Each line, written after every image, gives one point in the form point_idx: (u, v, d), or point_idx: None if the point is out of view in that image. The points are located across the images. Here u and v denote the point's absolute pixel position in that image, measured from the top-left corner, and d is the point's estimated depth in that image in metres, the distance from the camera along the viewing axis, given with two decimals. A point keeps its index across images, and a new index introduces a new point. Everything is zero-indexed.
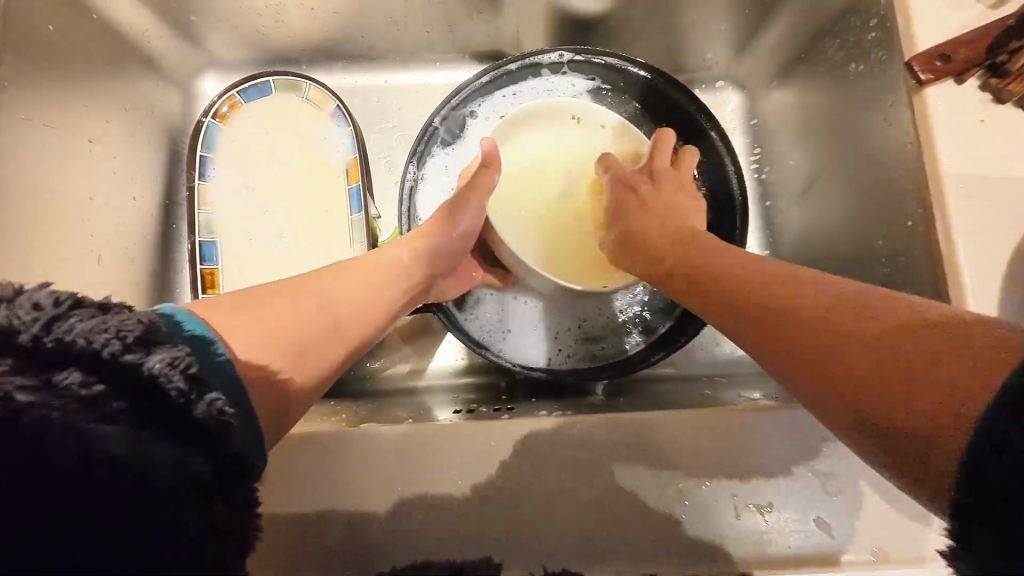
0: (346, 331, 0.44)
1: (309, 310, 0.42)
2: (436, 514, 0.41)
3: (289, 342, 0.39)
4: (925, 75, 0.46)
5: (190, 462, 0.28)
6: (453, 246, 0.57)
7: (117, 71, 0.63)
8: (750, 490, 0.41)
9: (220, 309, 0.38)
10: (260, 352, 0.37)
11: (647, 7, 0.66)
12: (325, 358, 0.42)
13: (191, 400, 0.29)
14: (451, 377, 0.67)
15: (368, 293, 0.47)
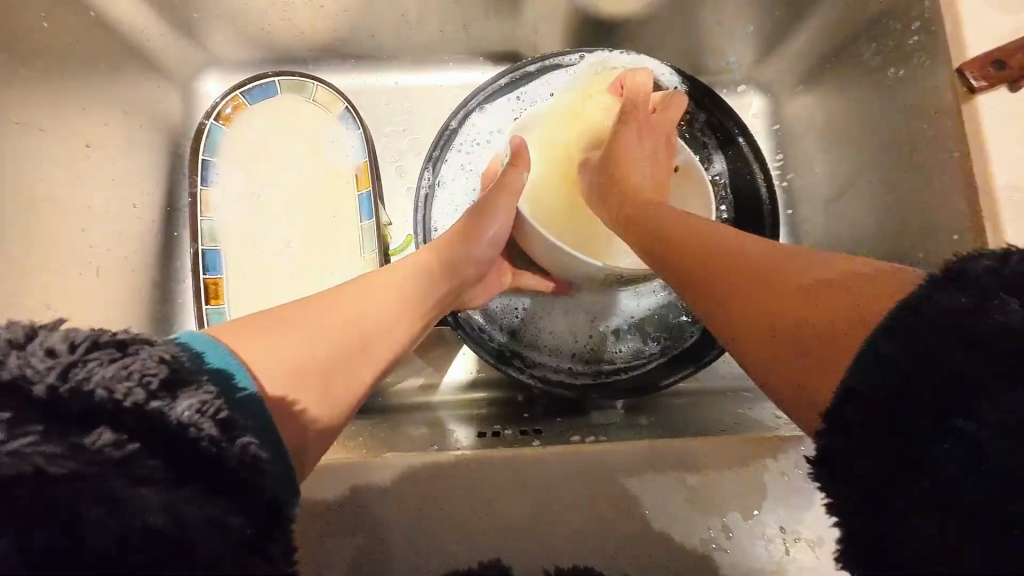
0: (375, 351, 0.41)
1: (336, 329, 0.39)
2: (467, 547, 0.39)
3: (315, 364, 0.36)
4: (979, 82, 0.44)
5: (230, 518, 0.25)
6: (480, 256, 0.53)
7: (116, 71, 0.59)
8: (797, 522, 0.38)
9: (243, 333, 0.35)
10: (283, 378, 0.34)
11: (671, 7, 0.64)
12: (353, 381, 0.38)
13: (223, 446, 0.27)
14: (463, 392, 0.63)
15: (398, 306, 0.44)
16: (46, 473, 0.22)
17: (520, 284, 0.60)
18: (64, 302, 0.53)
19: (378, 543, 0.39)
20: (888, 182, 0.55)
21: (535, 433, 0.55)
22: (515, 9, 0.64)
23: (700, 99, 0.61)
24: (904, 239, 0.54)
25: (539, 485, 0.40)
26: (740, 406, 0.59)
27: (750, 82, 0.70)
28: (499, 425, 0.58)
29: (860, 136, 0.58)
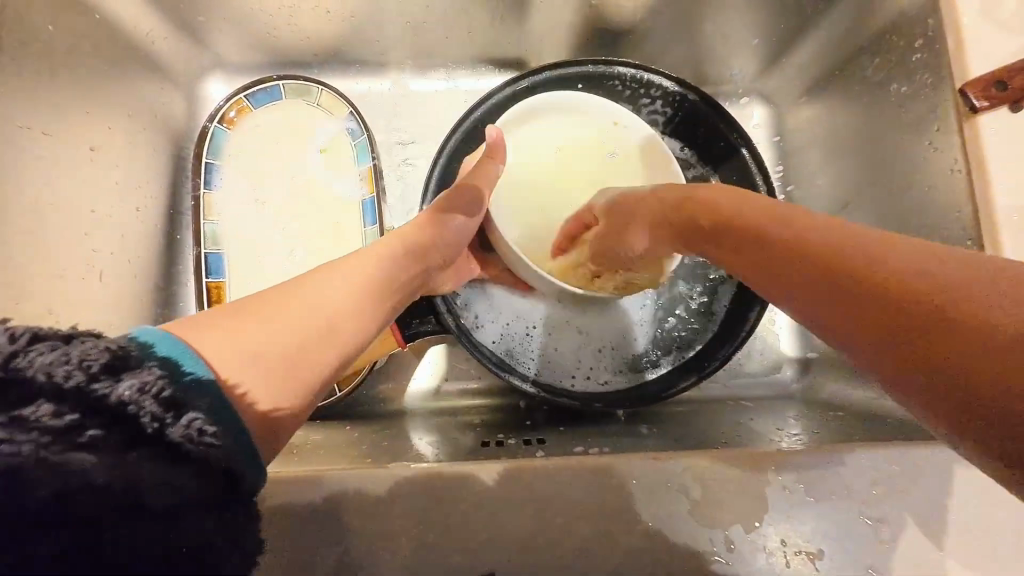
0: (337, 335, 0.38)
1: (293, 316, 0.36)
2: (473, 557, 0.39)
3: (272, 353, 0.34)
4: (980, 102, 0.45)
5: (176, 485, 0.25)
6: (449, 240, 0.51)
7: (119, 73, 0.59)
8: (799, 536, 0.39)
9: (195, 323, 0.33)
10: (239, 367, 0.32)
11: (677, 18, 0.64)
12: (315, 367, 0.36)
13: (166, 422, 0.26)
14: (432, 399, 0.63)
15: (359, 291, 0.41)
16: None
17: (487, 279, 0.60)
18: (68, 307, 0.53)
19: (383, 553, 0.39)
20: (889, 196, 0.56)
21: (540, 441, 0.55)
22: (522, 16, 0.65)
23: (701, 108, 0.61)
24: None
25: (543, 498, 0.40)
26: (740, 417, 0.60)
27: (752, 93, 0.70)
28: (503, 434, 0.57)
29: (862, 150, 0.59)
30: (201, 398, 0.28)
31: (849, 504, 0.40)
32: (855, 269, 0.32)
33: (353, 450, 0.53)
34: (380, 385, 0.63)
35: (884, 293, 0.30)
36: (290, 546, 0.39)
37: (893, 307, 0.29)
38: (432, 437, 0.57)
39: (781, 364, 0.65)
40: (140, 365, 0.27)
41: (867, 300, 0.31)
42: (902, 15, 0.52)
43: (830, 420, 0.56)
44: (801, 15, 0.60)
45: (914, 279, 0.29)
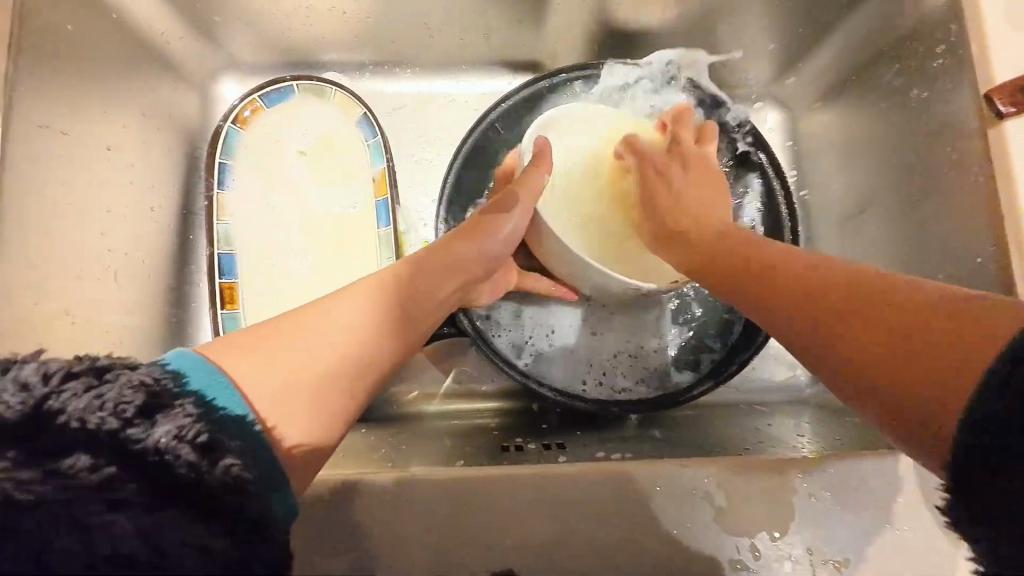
0: (371, 359, 0.37)
1: (325, 340, 0.35)
2: (497, 563, 0.39)
3: (308, 380, 0.33)
4: (1007, 109, 0.45)
5: (210, 546, 0.24)
6: (496, 249, 0.50)
7: (134, 73, 0.59)
8: (824, 544, 0.39)
9: (229, 351, 0.33)
10: (271, 399, 0.32)
11: (693, 21, 0.64)
12: (347, 394, 0.35)
13: (203, 468, 0.26)
14: (444, 402, 0.63)
15: (391, 309, 0.40)
16: (13, 501, 0.22)
17: (524, 285, 0.58)
18: (83, 307, 0.52)
19: (404, 559, 0.39)
20: (907, 202, 0.56)
21: (559, 446, 0.55)
22: (538, 18, 0.64)
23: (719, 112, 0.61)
24: (924, 259, 0.54)
25: (565, 504, 0.40)
26: (756, 422, 0.60)
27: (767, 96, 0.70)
28: (522, 438, 0.57)
29: (881, 153, 0.58)
30: (234, 438, 0.28)
31: (875, 512, 0.39)
32: (837, 298, 0.34)
33: (369, 454, 0.53)
34: (393, 389, 0.63)
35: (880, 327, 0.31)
36: (308, 552, 0.39)
37: (865, 335, 0.32)
38: (446, 441, 0.56)
39: (795, 369, 0.65)
40: (177, 404, 0.28)
41: (862, 335, 0.32)
42: (923, 20, 0.52)
43: (847, 426, 0.56)
44: (818, 20, 0.60)
45: (907, 317, 0.31)
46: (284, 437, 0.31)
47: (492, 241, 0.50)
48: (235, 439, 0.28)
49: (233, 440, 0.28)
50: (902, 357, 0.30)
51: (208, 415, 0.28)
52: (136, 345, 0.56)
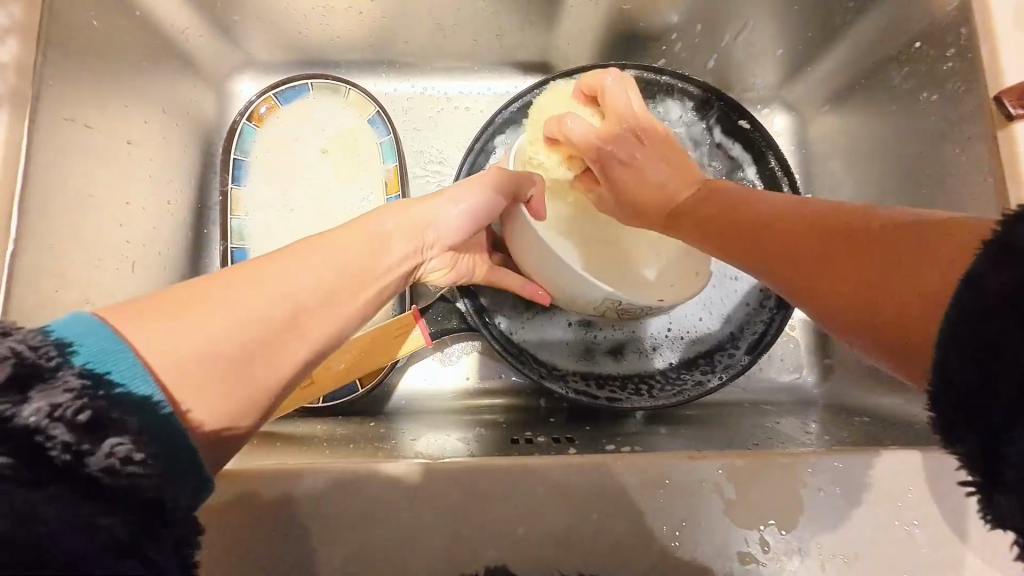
0: (306, 331, 0.34)
1: (253, 309, 0.31)
2: (508, 551, 0.39)
3: (231, 351, 0.30)
4: (1016, 110, 0.45)
5: (96, 527, 0.22)
6: (469, 230, 0.47)
7: (156, 69, 0.60)
8: (834, 539, 0.39)
9: (135, 314, 0.29)
10: (182, 373, 0.28)
11: (703, 25, 0.65)
12: (274, 372, 0.32)
13: (83, 450, 0.23)
14: (450, 399, 0.63)
15: (337, 282, 0.36)
16: None
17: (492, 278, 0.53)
18: (100, 296, 0.53)
19: (414, 545, 0.39)
20: (912, 202, 0.57)
21: (569, 440, 0.56)
22: (550, 21, 0.65)
23: (729, 114, 0.61)
24: None
25: (578, 496, 0.40)
26: (764, 421, 0.60)
27: (775, 100, 0.70)
28: (530, 432, 0.58)
29: (889, 156, 0.59)
30: (130, 415, 0.25)
31: (884, 508, 0.40)
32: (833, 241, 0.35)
33: (376, 448, 0.53)
34: (400, 384, 0.63)
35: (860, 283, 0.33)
36: (319, 539, 0.39)
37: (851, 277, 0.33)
38: (455, 437, 0.56)
39: (802, 369, 0.65)
40: (57, 376, 0.24)
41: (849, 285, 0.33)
42: (933, 26, 0.53)
43: (855, 426, 0.56)
44: (827, 24, 0.61)
45: (884, 260, 0.32)
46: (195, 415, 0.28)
47: (466, 225, 0.46)
48: (133, 415, 0.25)
49: (130, 417, 0.25)
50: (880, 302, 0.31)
51: (96, 390, 0.25)
52: None
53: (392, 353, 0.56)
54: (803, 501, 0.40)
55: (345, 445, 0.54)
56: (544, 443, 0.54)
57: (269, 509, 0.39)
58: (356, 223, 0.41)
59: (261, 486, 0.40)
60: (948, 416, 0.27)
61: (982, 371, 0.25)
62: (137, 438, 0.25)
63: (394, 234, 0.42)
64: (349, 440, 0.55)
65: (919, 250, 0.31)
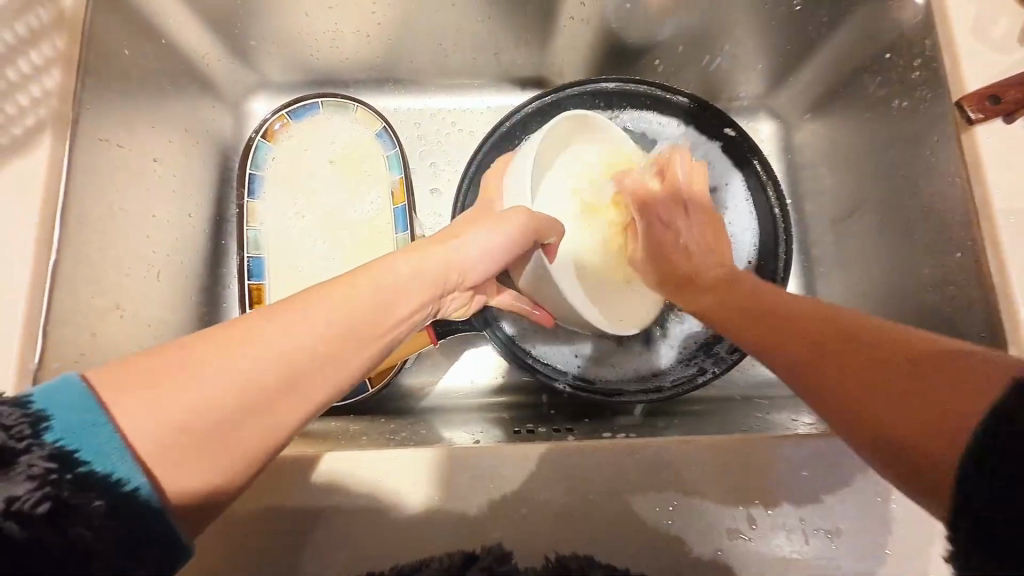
0: (301, 392, 0.31)
1: (242, 374, 0.29)
2: (514, 529, 0.42)
3: (209, 420, 0.28)
4: (976, 115, 0.49)
5: None
6: (483, 270, 0.46)
7: (179, 92, 0.65)
8: (818, 515, 0.42)
9: (123, 377, 0.28)
10: (159, 446, 0.27)
11: (688, 41, 0.68)
12: (260, 436, 0.30)
13: (46, 538, 0.25)
14: (456, 398, 0.66)
15: (335, 339, 0.33)
16: None
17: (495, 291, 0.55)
18: (130, 303, 0.57)
19: (422, 529, 0.42)
20: (890, 201, 0.60)
21: (568, 429, 0.60)
22: (547, 40, 0.70)
23: (716, 122, 0.64)
24: (909, 255, 0.57)
25: (574, 477, 0.43)
26: (757, 412, 0.62)
27: (761, 108, 0.74)
28: (532, 425, 0.61)
29: (868, 160, 0.62)
30: (97, 496, 0.26)
31: (861, 485, 0.43)
32: (797, 323, 0.37)
33: (386, 440, 0.56)
34: (407, 383, 0.66)
35: (878, 362, 0.30)
36: (337, 522, 0.42)
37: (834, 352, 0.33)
38: (465, 432, 0.59)
39: None
40: (24, 459, 0.26)
41: (856, 383, 0.31)
42: (903, 37, 0.56)
43: None
44: (804, 38, 0.65)
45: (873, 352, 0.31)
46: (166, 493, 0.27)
47: (490, 266, 0.47)
48: (98, 496, 0.26)
49: (94, 500, 0.26)
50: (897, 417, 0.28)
51: (61, 473, 0.26)
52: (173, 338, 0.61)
53: (406, 355, 0.59)
54: (784, 479, 0.43)
55: (356, 437, 0.58)
56: (550, 434, 0.58)
57: (292, 496, 0.43)
58: (366, 268, 0.38)
59: (286, 473, 0.43)
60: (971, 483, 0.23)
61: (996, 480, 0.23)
62: (98, 522, 0.26)
63: (411, 273, 0.40)
64: (359, 434, 0.59)
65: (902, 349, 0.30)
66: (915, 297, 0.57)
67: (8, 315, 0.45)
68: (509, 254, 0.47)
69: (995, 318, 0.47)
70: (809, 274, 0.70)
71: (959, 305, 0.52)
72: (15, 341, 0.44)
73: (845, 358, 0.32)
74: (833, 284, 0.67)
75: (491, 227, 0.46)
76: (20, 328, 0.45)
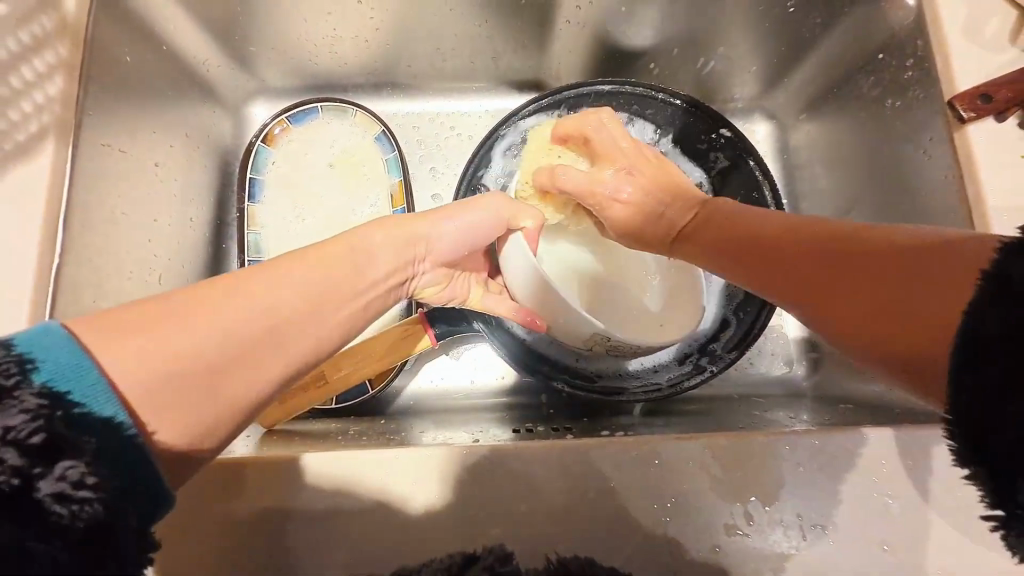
0: (280, 347, 0.33)
1: (224, 328, 0.31)
2: (513, 527, 0.42)
3: (196, 368, 0.30)
4: (968, 114, 0.50)
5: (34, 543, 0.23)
6: (456, 248, 0.48)
7: (180, 97, 0.66)
8: (815, 511, 0.42)
9: (108, 326, 0.29)
10: (148, 393, 0.28)
11: (682, 44, 0.69)
12: (243, 387, 0.32)
13: (35, 473, 0.24)
14: (457, 400, 0.66)
15: (311, 299, 0.35)
16: None
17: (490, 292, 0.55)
18: None
19: (422, 528, 0.42)
20: (884, 200, 0.60)
21: (568, 428, 0.60)
22: (543, 44, 0.70)
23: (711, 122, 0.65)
24: None
25: (572, 475, 0.43)
26: (755, 411, 0.62)
27: (757, 109, 0.74)
28: (531, 423, 0.62)
29: (863, 159, 0.62)
30: (90, 434, 0.26)
31: (858, 481, 0.43)
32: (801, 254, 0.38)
33: (386, 441, 0.56)
34: (408, 386, 0.66)
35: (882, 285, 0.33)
36: (338, 523, 0.42)
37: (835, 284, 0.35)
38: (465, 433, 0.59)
39: (792, 364, 0.68)
40: (11, 395, 0.25)
41: (861, 302, 0.34)
42: (896, 38, 0.57)
43: (839, 412, 0.59)
44: (798, 40, 0.65)
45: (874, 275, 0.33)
46: (156, 436, 0.29)
47: (465, 247, 0.48)
48: (90, 435, 0.26)
49: (86, 438, 0.26)
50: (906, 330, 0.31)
51: (55, 410, 0.25)
52: None
53: (404, 354, 0.59)
54: (781, 476, 0.43)
55: (356, 439, 0.58)
56: (549, 433, 0.58)
57: (293, 496, 0.43)
58: (341, 238, 0.40)
59: (289, 473, 0.43)
60: (964, 404, 0.28)
61: (985, 391, 0.27)
62: (91, 461, 0.25)
63: (384, 246, 0.42)
64: (359, 436, 0.59)
65: (905, 269, 0.32)
66: None
67: (13, 318, 0.45)
68: (485, 235, 0.49)
69: None
70: None
71: None
72: None
73: (850, 292, 0.34)
74: None
75: (463, 209, 0.47)
76: (24, 331, 0.45)
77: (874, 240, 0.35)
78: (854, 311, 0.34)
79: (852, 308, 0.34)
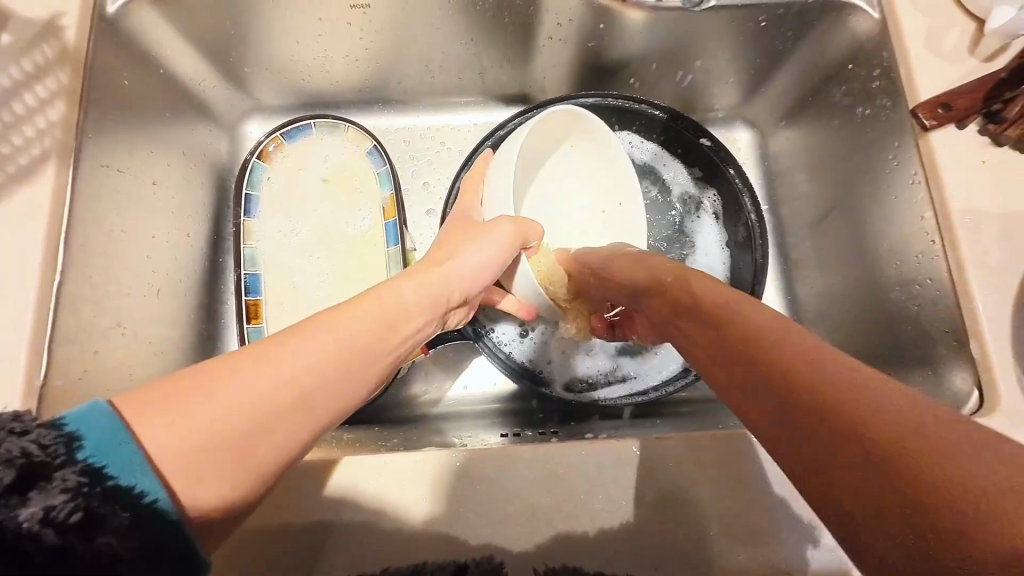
0: (313, 410, 0.33)
1: (260, 394, 0.30)
2: (501, 527, 0.44)
3: (230, 437, 0.29)
4: (929, 122, 0.52)
5: None
6: (478, 278, 0.49)
7: (178, 118, 0.68)
8: (792, 507, 0.44)
9: (146, 399, 0.29)
10: (183, 464, 0.28)
11: (661, 58, 0.71)
12: (275, 454, 0.31)
13: (77, 549, 0.25)
14: (451, 407, 0.68)
15: (345, 357, 0.35)
16: None
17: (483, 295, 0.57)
18: (133, 321, 0.59)
19: (411, 531, 0.44)
20: (858, 205, 0.62)
21: (553, 432, 0.62)
22: (528, 59, 0.73)
23: (692, 132, 0.67)
24: (878, 255, 0.60)
25: (557, 475, 0.45)
26: None
27: (737, 118, 0.77)
28: (519, 428, 0.64)
29: (836, 165, 0.65)
30: (124, 509, 0.27)
31: None
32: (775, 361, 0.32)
33: (382, 448, 0.58)
34: (402, 392, 0.68)
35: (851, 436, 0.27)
36: (332, 527, 0.44)
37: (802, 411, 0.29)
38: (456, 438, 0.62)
39: None
40: (57, 474, 0.26)
41: (819, 446, 0.28)
42: (862, 50, 0.59)
43: None
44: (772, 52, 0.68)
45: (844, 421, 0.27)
46: (188, 507, 0.28)
47: (483, 276, 0.49)
48: (126, 509, 0.27)
49: (122, 513, 0.26)
50: (899, 505, 0.24)
51: (92, 486, 0.26)
52: (172, 355, 0.63)
53: None
54: (758, 472, 0.45)
55: (353, 448, 0.59)
56: (536, 436, 0.60)
57: (288, 500, 0.44)
58: (374, 291, 0.41)
59: (285, 479, 0.45)
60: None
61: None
62: (124, 534, 0.26)
63: (415, 296, 0.43)
64: (355, 444, 0.61)
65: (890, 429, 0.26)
66: (885, 296, 0.59)
67: (17, 335, 0.47)
68: (499, 265, 0.50)
69: (957, 312, 0.49)
70: (788, 276, 0.72)
71: (925, 302, 0.54)
72: (23, 359, 0.47)
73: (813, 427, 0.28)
74: (810, 285, 0.69)
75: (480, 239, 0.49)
76: (26, 347, 0.47)
77: (853, 383, 0.28)
78: (819, 450, 0.28)
79: (817, 448, 0.28)
